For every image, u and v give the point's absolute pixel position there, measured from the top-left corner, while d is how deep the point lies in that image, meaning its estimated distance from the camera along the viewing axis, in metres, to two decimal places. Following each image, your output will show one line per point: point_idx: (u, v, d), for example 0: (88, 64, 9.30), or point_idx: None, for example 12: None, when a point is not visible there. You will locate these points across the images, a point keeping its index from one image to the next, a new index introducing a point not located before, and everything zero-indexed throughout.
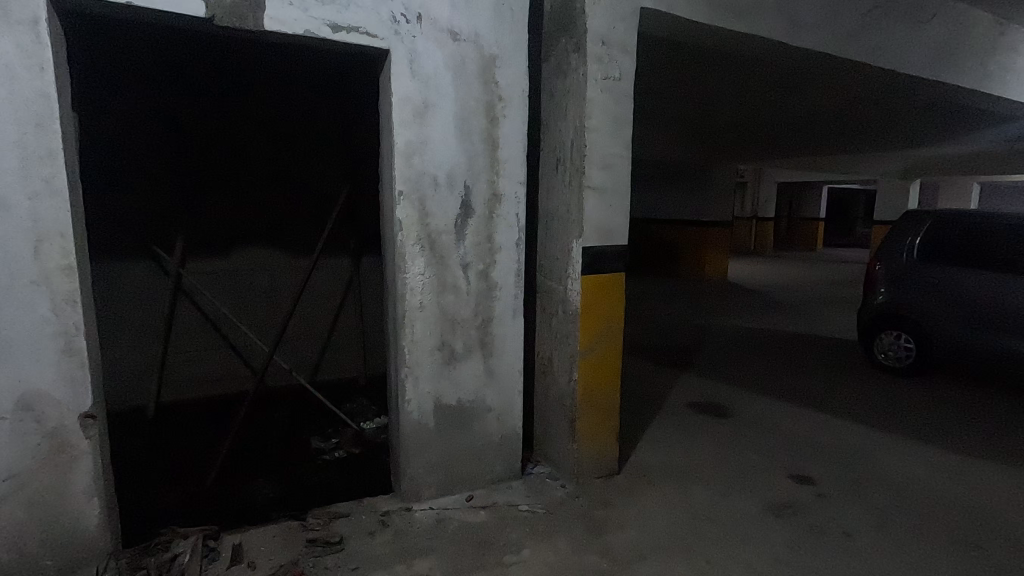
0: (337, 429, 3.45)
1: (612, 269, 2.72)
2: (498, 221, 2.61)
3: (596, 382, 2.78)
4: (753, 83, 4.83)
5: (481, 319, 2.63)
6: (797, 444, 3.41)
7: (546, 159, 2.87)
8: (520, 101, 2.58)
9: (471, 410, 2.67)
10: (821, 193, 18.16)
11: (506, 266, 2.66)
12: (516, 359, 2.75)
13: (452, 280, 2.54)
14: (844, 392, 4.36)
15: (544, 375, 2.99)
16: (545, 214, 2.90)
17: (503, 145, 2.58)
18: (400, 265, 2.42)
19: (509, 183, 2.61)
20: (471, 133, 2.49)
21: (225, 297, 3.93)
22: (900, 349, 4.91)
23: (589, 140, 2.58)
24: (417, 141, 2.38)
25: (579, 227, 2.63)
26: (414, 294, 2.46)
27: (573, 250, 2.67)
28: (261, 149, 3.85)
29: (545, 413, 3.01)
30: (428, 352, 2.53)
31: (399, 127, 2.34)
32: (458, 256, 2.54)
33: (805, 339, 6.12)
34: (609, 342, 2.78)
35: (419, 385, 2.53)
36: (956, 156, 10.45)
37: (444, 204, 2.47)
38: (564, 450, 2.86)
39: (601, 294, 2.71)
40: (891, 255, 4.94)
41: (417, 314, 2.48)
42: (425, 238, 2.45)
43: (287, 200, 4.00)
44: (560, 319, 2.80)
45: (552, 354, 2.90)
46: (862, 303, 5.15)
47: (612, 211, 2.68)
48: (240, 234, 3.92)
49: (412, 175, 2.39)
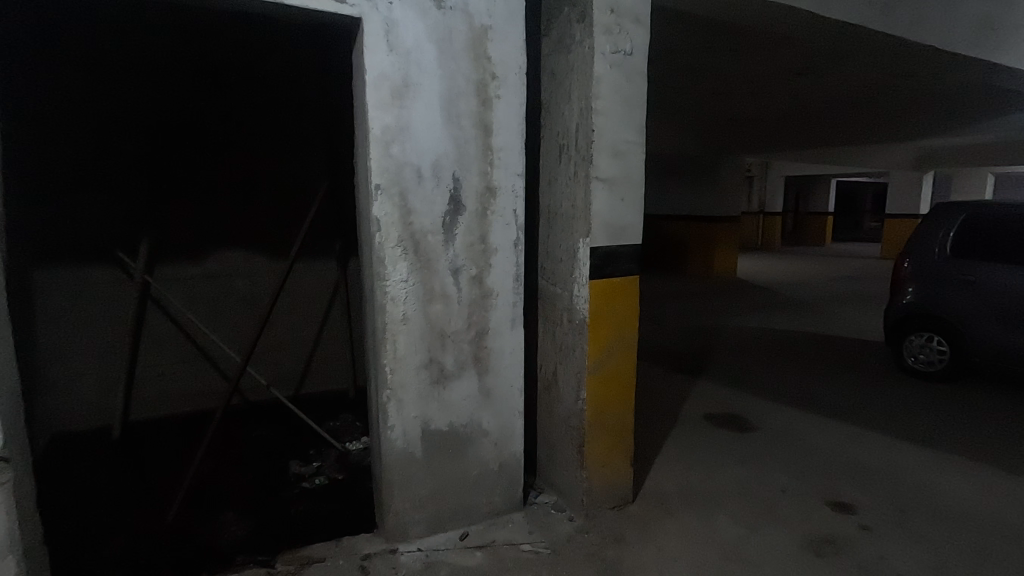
0: (320, 451, 3.15)
1: (624, 271, 2.38)
2: (492, 218, 2.27)
3: (608, 401, 2.44)
4: (771, 67, 4.50)
5: (474, 332, 2.30)
6: (830, 464, 3.06)
7: (548, 147, 2.52)
8: (517, 79, 2.24)
9: (465, 434, 2.34)
10: (830, 186, 17.74)
11: (502, 269, 2.32)
12: (515, 377, 2.41)
13: (440, 288, 2.20)
14: (874, 400, 4.02)
15: (547, 393, 2.65)
16: (546, 210, 2.56)
17: (498, 131, 2.23)
18: (379, 271, 2.08)
19: (505, 174, 2.27)
20: (460, 116, 2.15)
21: (197, 305, 3.62)
22: (931, 353, 4.57)
23: (597, 124, 2.23)
24: (398, 126, 2.04)
25: (586, 224, 2.29)
26: (395, 304, 2.12)
27: (580, 251, 2.32)
28: (237, 144, 3.56)
29: (548, 435, 2.67)
30: (413, 371, 2.19)
31: (376, 110, 2.00)
32: (447, 259, 2.20)
33: (824, 339, 5.78)
34: (622, 354, 2.44)
35: (403, 409, 2.19)
36: (974, 146, 10.06)
37: (429, 200, 2.13)
38: (571, 477, 2.52)
39: (611, 301, 2.37)
40: (921, 251, 4.58)
41: (400, 328, 2.14)
42: (408, 240, 2.11)
43: (266, 198, 3.70)
44: (565, 329, 2.47)
45: (557, 369, 2.56)
46: (888, 305, 4.80)
47: (624, 205, 2.33)
48: (215, 235, 3.62)
49: (391, 165, 2.05)
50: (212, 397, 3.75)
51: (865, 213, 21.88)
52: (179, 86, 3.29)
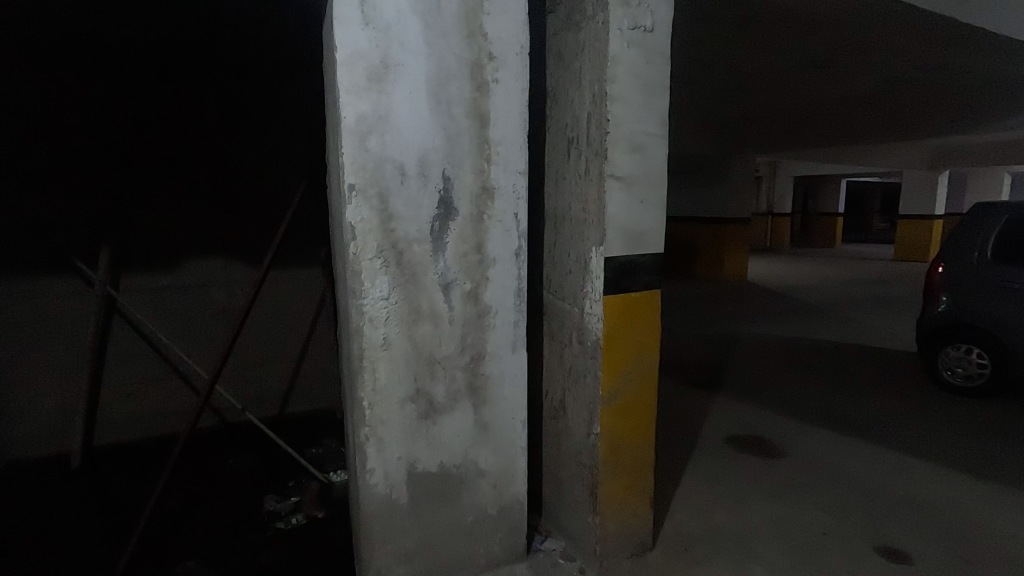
0: (300, 483, 2.83)
1: (644, 284, 2.04)
2: (490, 224, 1.94)
3: (626, 435, 2.11)
4: (792, 58, 4.18)
5: (469, 357, 1.96)
6: (872, 500, 2.72)
7: (554, 140, 2.19)
8: (519, 61, 1.91)
9: (458, 476, 2.01)
10: (839, 186, 17.34)
11: (501, 284, 1.98)
12: (518, 408, 2.07)
13: (429, 306, 1.87)
14: (910, 420, 3.67)
15: (555, 423, 2.31)
16: (552, 212, 2.23)
17: (496, 121, 1.90)
18: (354, 287, 1.75)
19: (504, 172, 1.93)
20: (450, 104, 1.82)
21: (168, 318, 3.32)
22: (969, 366, 4.18)
23: (612, 113, 1.90)
24: (376, 115, 1.71)
25: (600, 231, 1.95)
26: (374, 326, 1.79)
27: (593, 263, 1.99)
28: (215, 141, 3.28)
29: (556, 472, 2.33)
30: (396, 405, 1.85)
31: (349, 95, 1.67)
32: (437, 273, 1.86)
33: (846, 348, 5.42)
34: (642, 381, 2.10)
35: (386, 450, 1.86)
36: (995, 143, 9.69)
37: (415, 202, 1.80)
38: (582, 523, 2.18)
39: (628, 320, 2.03)
40: (958, 256, 4.19)
41: (381, 355, 1.81)
42: (389, 250, 1.78)
43: (244, 200, 3.41)
44: (575, 351, 2.13)
45: (565, 398, 2.22)
46: (921, 313, 4.44)
47: (643, 207, 1.99)
48: (190, 241, 3.33)
49: (368, 162, 1.71)
50: (186, 419, 3.44)
51: (873, 212, 21.46)
52: (150, 77, 3.06)
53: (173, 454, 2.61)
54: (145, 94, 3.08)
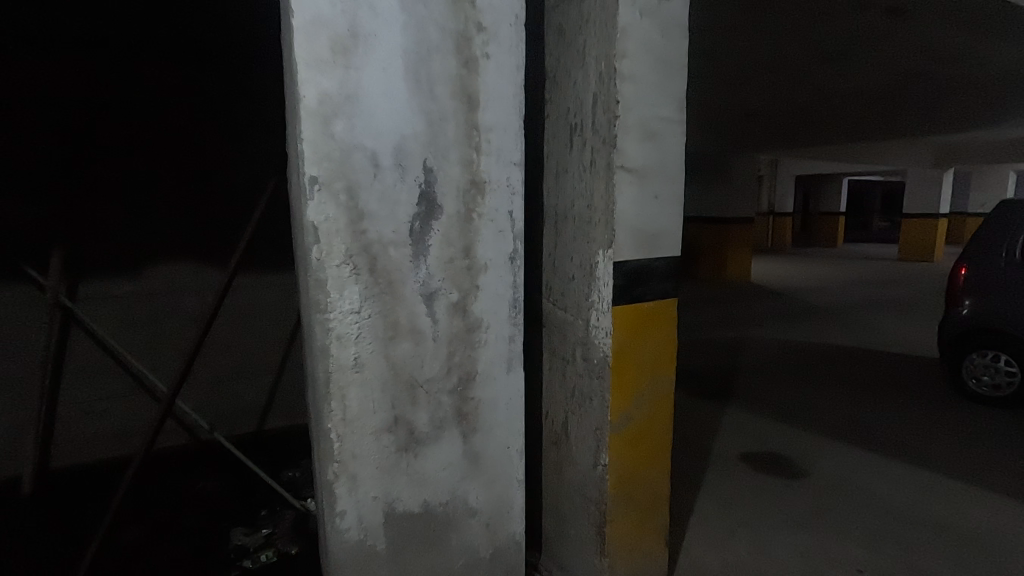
0: (274, 513, 2.55)
1: (657, 294, 1.78)
2: (480, 223, 1.66)
3: (638, 466, 1.84)
4: (805, 46, 3.92)
5: (456, 377, 1.68)
6: (908, 530, 2.45)
7: (554, 128, 1.92)
8: (513, 33, 1.63)
9: (444, 516, 1.73)
10: (840, 186, 17.12)
11: (493, 292, 1.71)
12: (513, 434, 1.80)
13: (408, 320, 1.59)
14: (936, 433, 3.42)
15: (557, 450, 2.03)
16: (552, 211, 1.96)
17: (486, 104, 1.62)
18: (319, 299, 1.47)
19: (496, 163, 1.66)
20: (432, 82, 1.54)
21: (132, 327, 3.11)
22: (997, 374, 3.91)
23: (622, 93, 1.63)
24: (342, 94, 1.43)
25: (608, 231, 1.68)
26: (343, 345, 1.51)
27: (600, 268, 1.71)
28: (184, 134, 3.08)
29: (557, 504, 2.06)
30: (370, 436, 1.58)
31: (310, 70, 1.39)
32: (418, 282, 1.59)
33: (859, 353, 5.16)
34: (654, 403, 1.83)
35: (358, 489, 1.59)
36: (1003, 141, 9.46)
37: (391, 199, 1.52)
38: (589, 566, 1.91)
39: (640, 334, 1.76)
40: (983, 256, 3.91)
41: (351, 378, 1.53)
42: (360, 255, 1.51)
43: (218, 198, 3.19)
44: (579, 370, 1.86)
45: (568, 421, 1.95)
46: (943, 318, 4.17)
47: (658, 204, 1.73)
48: (158, 244, 3.10)
49: (333, 150, 1.44)
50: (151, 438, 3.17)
51: (873, 212, 21.26)
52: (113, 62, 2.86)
53: (126, 477, 2.31)
54: (107, 79, 2.85)
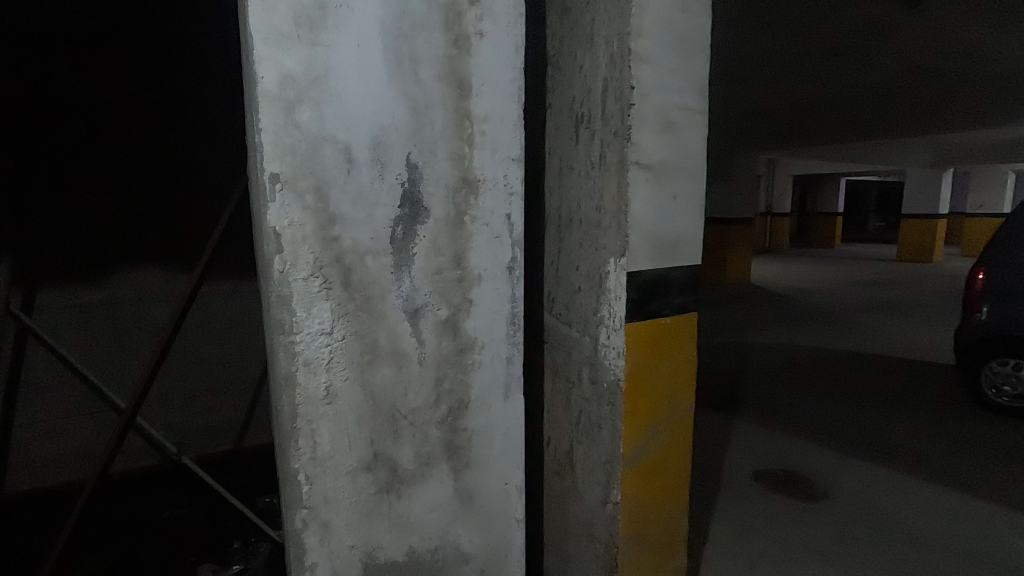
0: (247, 545, 2.33)
1: (674, 308, 1.57)
2: (473, 228, 1.44)
3: (653, 502, 1.63)
4: (816, 39, 3.72)
5: (445, 404, 1.46)
6: (941, 559, 2.25)
7: (557, 119, 1.70)
8: (511, 7, 1.41)
9: (433, 565, 1.51)
10: (838, 186, 16.96)
11: (488, 308, 1.48)
12: (511, 468, 1.57)
13: (390, 341, 1.37)
14: (957, 448, 3.23)
15: (561, 482, 1.81)
16: (555, 214, 1.74)
17: (479, 90, 1.40)
18: (282, 319, 1.25)
19: (491, 158, 1.44)
20: (416, 63, 1.32)
21: (96, 339, 2.94)
22: (1017, 383, 3.74)
23: (637, 78, 1.41)
24: (308, 76, 1.21)
25: (621, 237, 1.46)
26: (312, 373, 1.28)
27: (612, 280, 1.49)
28: (154, 129, 2.90)
29: (561, 541, 1.85)
30: (345, 477, 1.35)
31: (269, 47, 1.17)
32: (400, 297, 1.37)
33: (867, 359, 4.98)
34: (671, 430, 1.62)
35: (332, 539, 1.36)
36: (1006, 140, 9.32)
37: (368, 200, 1.30)
38: None
39: (656, 353, 1.54)
40: (1002, 260, 3.67)
41: (322, 410, 1.31)
42: (331, 266, 1.28)
43: (190, 198, 3.02)
44: (587, 394, 1.64)
45: (574, 451, 1.73)
46: (960, 324, 3.97)
47: (677, 206, 1.52)
48: (127, 248, 2.93)
49: (298, 142, 1.21)
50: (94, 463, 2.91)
51: (869, 213, 21.16)
52: (78, 51, 2.67)
53: (77, 506, 2.04)
54: (71, 70, 2.67)
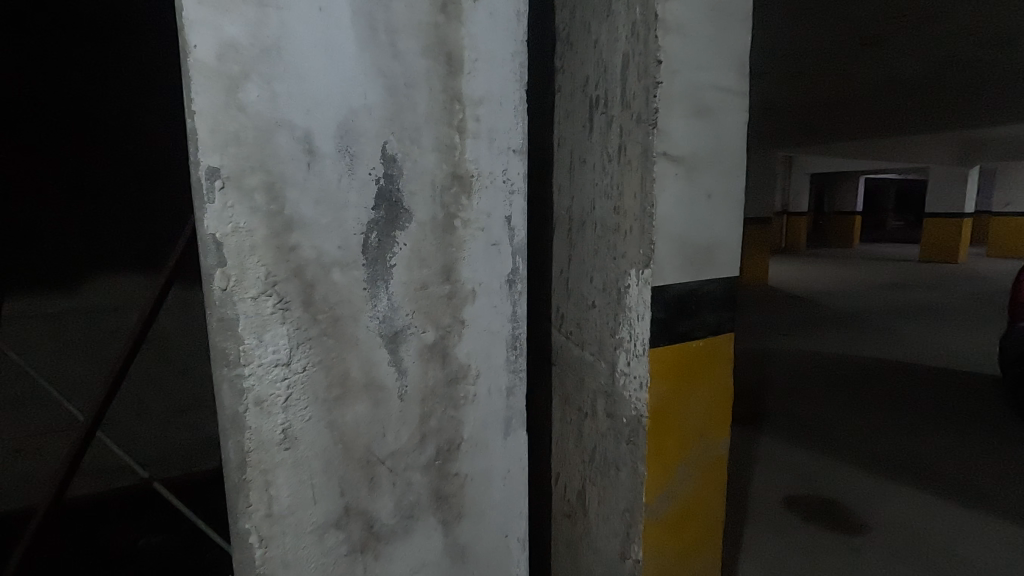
0: None
1: (708, 329, 1.31)
2: (466, 234, 1.20)
3: (682, 557, 1.37)
4: (848, 29, 3.43)
5: (433, 445, 1.22)
6: None
7: (568, 105, 1.44)
8: None
9: None
10: (857, 185, 16.48)
11: (485, 328, 1.24)
12: (511, 517, 1.33)
13: (363, 372, 1.13)
14: (1006, 470, 2.93)
15: (573, 527, 1.56)
16: (566, 217, 1.49)
17: (474, 67, 1.16)
18: (226, 348, 1.01)
19: (486, 149, 1.19)
20: (394, 32, 1.07)
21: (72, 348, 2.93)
22: None
23: (665, 50, 1.15)
24: (255, 47, 0.97)
25: (646, 244, 1.20)
26: (265, 412, 1.05)
27: (635, 294, 1.24)
28: (125, 127, 2.84)
29: None
30: (309, 538, 1.11)
31: (205, 8, 0.93)
32: (376, 318, 1.12)
33: (896, 369, 4.67)
34: (704, 471, 1.36)
35: None
36: None
37: (333, 200, 1.05)
38: None
39: (686, 382, 1.29)
40: None
41: (278, 457, 1.07)
42: (288, 282, 1.04)
43: (162, 199, 2.94)
44: (604, 428, 1.38)
45: (588, 494, 1.47)
46: (1009, 332, 3.64)
47: (712, 206, 1.26)
48: (99, 251, 2.88)
49: (243, 128, 0.97)
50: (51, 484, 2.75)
51: (888, 212, 20.58)
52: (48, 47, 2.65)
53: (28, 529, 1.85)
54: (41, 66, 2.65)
